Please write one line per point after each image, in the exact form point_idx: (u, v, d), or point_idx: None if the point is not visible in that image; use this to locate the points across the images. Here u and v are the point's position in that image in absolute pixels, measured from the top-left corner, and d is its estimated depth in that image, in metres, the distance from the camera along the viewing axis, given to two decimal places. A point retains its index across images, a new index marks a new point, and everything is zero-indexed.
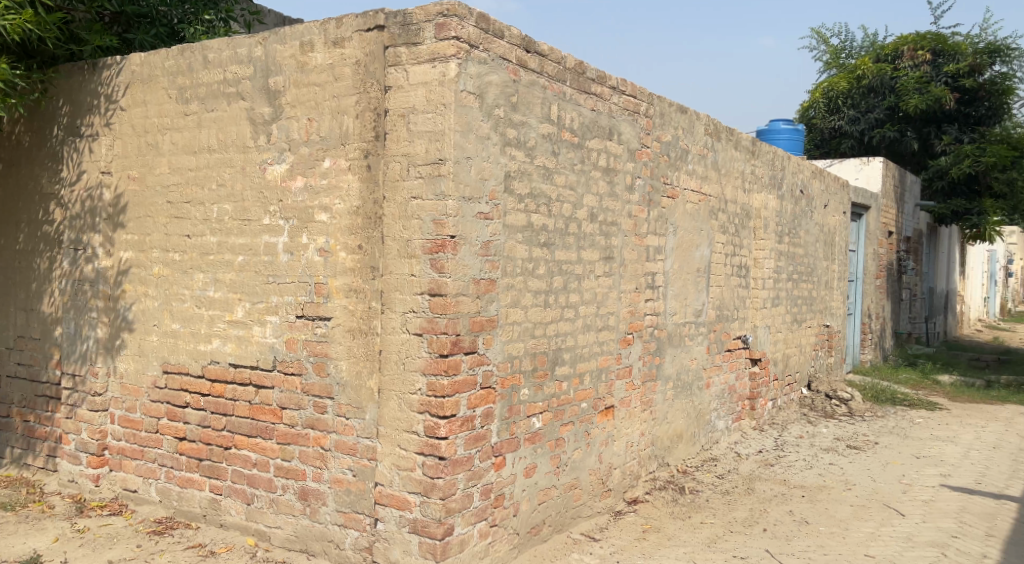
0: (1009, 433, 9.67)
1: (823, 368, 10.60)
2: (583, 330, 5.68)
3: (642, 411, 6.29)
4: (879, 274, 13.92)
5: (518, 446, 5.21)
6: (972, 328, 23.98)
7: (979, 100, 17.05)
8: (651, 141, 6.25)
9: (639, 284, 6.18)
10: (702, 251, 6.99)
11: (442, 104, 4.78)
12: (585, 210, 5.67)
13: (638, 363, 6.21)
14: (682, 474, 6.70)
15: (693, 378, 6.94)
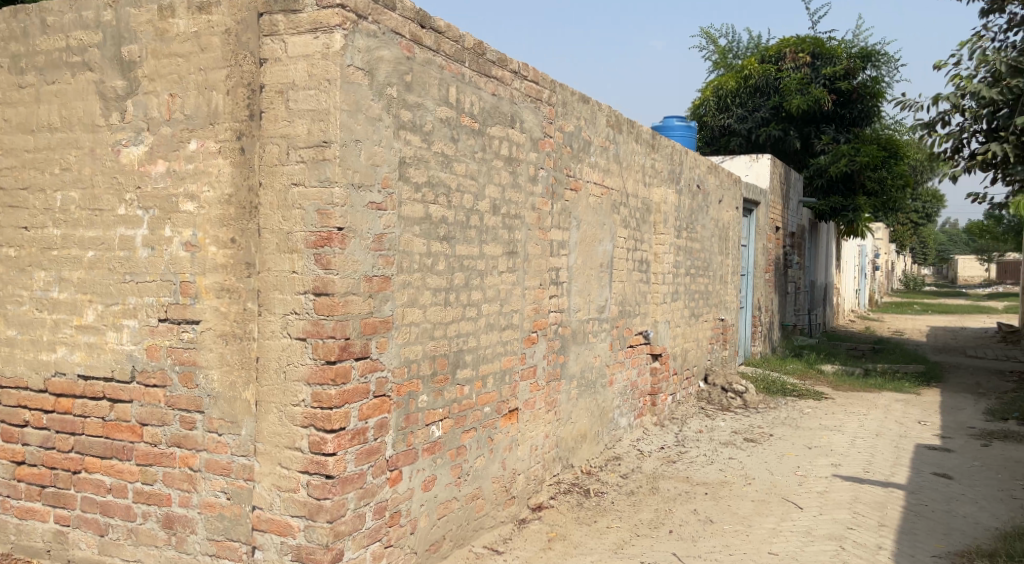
0: (888, 421, 9.90)
1: (717, 360, 10.58)
2: (486, 330, 5.43)
3: (547, 412, 6.09)
4: (768, 267, 14.09)
5: (416, 458, 4.92)
6: (848, 318, 24.82)
7: (854, 102, 17.86)
8: (554, 130, 6.05)
9: (543, 280, 5.97)
10: (606, 245, 6.83)
11: (325, 79, 4.44)
12: (486, 202, 5.41)
13: (543, 364, 6.00)
14: (587, 474, 6.52)
15: (597, 376, 6.77)
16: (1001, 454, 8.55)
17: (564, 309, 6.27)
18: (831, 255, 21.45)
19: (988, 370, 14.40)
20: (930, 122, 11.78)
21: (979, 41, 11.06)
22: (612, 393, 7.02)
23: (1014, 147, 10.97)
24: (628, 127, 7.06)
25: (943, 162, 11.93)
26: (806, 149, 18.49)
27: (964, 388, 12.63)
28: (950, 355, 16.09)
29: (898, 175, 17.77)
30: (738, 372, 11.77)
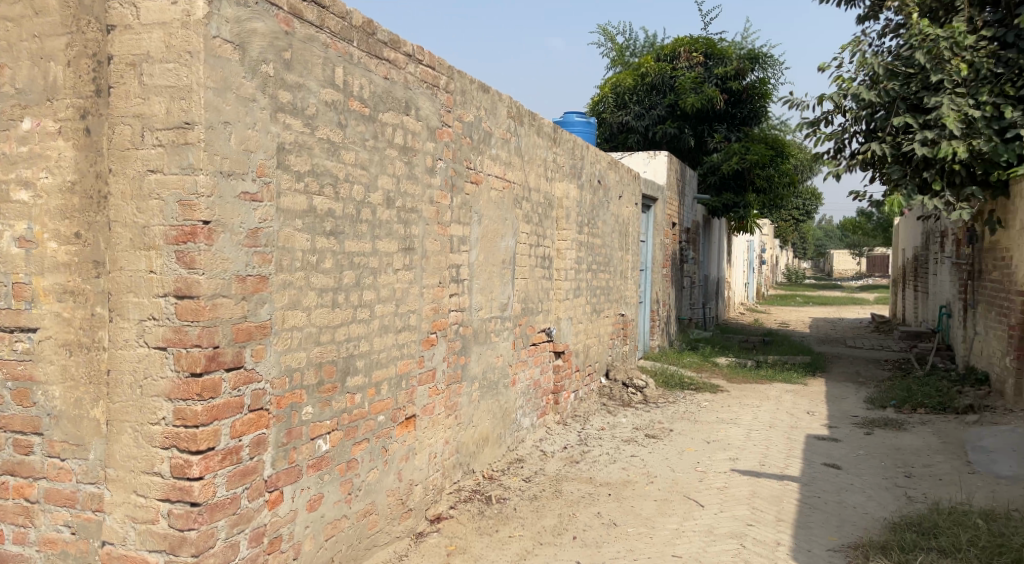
0: (780, 412, 10.00)
1: (617, 356, 10.48)
2: (380, 333, 5.14)
3: (447, 418, 5.84)
4: (665, 262, 14.12)
5: (300, 476, 4.61)
6: (738, 311, 25.31)
7: (744, 102, 18.46)
8: (452, 119, 5.78)
9: (442, 278, 5.71)
10: (508, 241, 6.60)
11: (186, 51, 4.06)
12: (379, 193, 5.12)
13: (442, 367, 5.75)
14: (488, 480, 6.29)
15: (500, 376, 6.54)
16: (886, 445, 8.81)
17: (465, 309, 6.02)
18: (722, 250, 21.83)
19: (869, 359, 14.82)
20: (813, 122, 12.00)
21: (859, 45, 11.55)
22: (515, 394, 6.80)
23: (891, 147, 11.57)
24: (530, 119, 6.85)
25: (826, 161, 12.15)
26: (699, 147, 19.01)
27: (849, 378, 12.95)
28: (832, 345, 16.53)
29: (784, 173, 18.33)
30: (637, 366, 11.73)
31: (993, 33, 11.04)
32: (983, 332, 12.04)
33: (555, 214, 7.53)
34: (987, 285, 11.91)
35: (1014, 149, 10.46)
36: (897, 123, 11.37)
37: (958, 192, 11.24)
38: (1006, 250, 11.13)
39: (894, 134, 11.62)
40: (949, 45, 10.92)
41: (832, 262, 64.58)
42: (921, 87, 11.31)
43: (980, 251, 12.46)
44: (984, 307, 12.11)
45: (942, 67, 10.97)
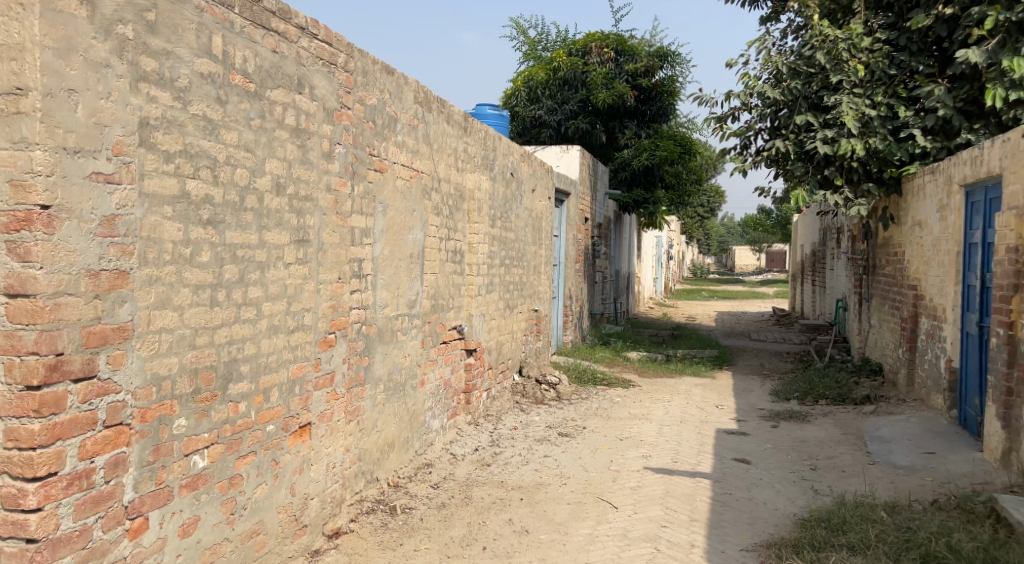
0: (690, 406, 9.89)
1: (531, 352, 10.24)
2: (268, 334, 4.79)
3: (349, 425, 5.50)
4: (578, 257, 13.97)
5: (170, 497, 4.23)
6: (648, 306, 25.43)
7: (653, 99, 18.46)
8: (352, 101, 5.44)
9: (342, 273, 5.37)
10: (415, 234, 6.28)
11: (18, 5, 3.64)
12: (267, 179, 4.76)
13: (343, 371, 5.42)
14: (393, 488, 5.96)
15: (406, 377, 6.22)
16: (788, 436, 8.65)
17: (368, 306, 5.69)
18: (633, 246, 21.89)
19: (772, 352, 14.97)
20: (721, 117, 11.97)
21: (764, 43, 11.69)
22: (424, 396, 6.49)
23: (794, 145, 11.85)
24: (438, 105, 6.54)
25: (732, 158, 12.18)
26: (609, 143, 18.94)
27: (753, 370, 13.05)
28: (736, 337, 16.66)
29: (692, 170, 18.89)
30: (550, 362, 11.53)
31: (887, 36, 11.55)
32: (878, 325, 12.26)
33: (466, 206, 7.24)
34: (882, 280, 12.11)
35: (907, 148, 11.01)
36: (800, 121, 11.63)
37: (856, 188, 11.56)
38: (898, 247, 11.32)
39: (796, 132, 11.90)
40: (847, 46, 11.30)
41: (733, 256, 65.88)
42: (821, 87, 11.64)
43: (873, 247, 12.69)
44: (878, 301, 12.33)
45: (841, 67, 11.33)
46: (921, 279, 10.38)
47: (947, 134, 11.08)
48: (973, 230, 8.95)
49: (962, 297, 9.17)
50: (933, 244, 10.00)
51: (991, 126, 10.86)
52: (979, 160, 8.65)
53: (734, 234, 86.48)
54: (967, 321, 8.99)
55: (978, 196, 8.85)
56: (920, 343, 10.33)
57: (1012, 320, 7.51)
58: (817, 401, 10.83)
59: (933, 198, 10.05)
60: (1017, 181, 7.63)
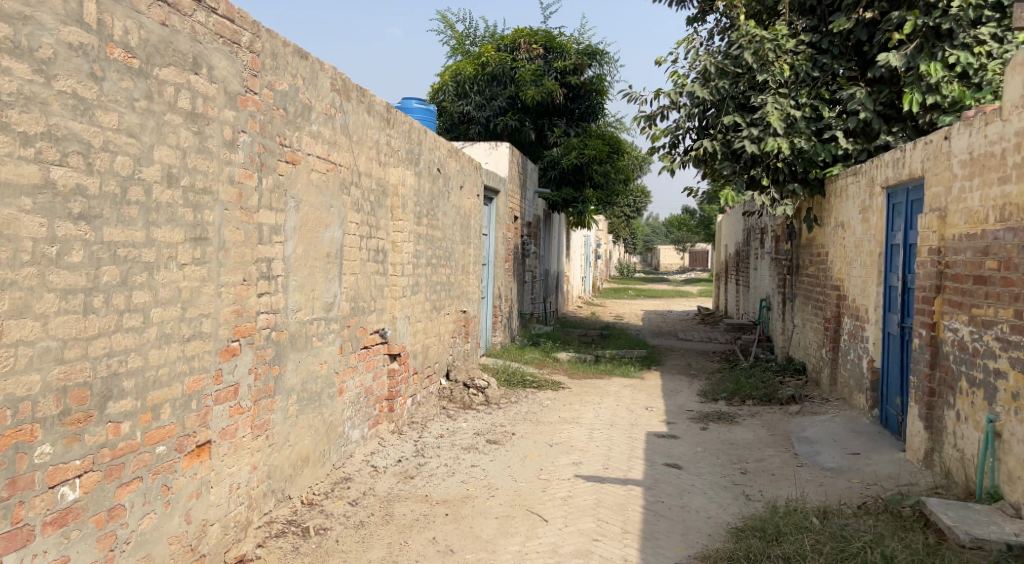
0: (621, 407, 9.70)
1: (459, 355, 9.93)
2: (157, 344, 4.40)
3: (256, 441, 5.13)
4: (507, 257, 13.70)
5: (31, 536, 3.81)
6: (577, 305, 25.31)
7: (581, 97, 18.50)
8: (259, 85, 5.07)
9: (246, 274, 5.00)
10: (333, 232, 5.91)
11: None
12: (156, 168, 4.37)
13: (248, 384, 5.05)
14: (308, 506, 5.57)
15: (323, 386, 5.85)
16: (716, 435, 8.45)
17: (279, 311, 5.32)
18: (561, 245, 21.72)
19: (698, 351, 14.90)
20: (649, 116, 11.82)
21: (691, 43, 11.54)
22: (343, 405, 6.12)
23: (721, 145, 11.55)
24: (357, 93, 6.17)
25: (661, 157, 12.05)
26: (539, 141, 18.75)
27: (680, 369, 12.93)
28: (663, 337, 16.56)
29: (620, 170, 18.67)
30: (478, 364, 11.23)
31: (811, 38, 11.45)
32: (801, 325, 12.25)
33: (390, 203, 6.90)
34: (805, 280, 12.10)
35: (830, 148, 10.99)
36: (727, 121, 11.35)
37: (781, 189, 11.37)
38: (820, 248, 11.31)
39: (723, 131, 11.60)
40: (773, 47, 11.11)
41: (658, 255, 66.46)
42: (748, 87, 11.37)
43: (796, 248, 12.72)
44: (801, 301, 12.31)
45: (768, 68, 11.14)
46: (843, 280, 10.36)
47: (867, 136, 11.15)
48: (895, 231, 8.82)
49: (884, 298, 9.07)
50: (856, 244, 9.91)
51: (909, 129, 10.99)
52: (901, 161, 8.45)
53: (660, 234, 87.37)
54: (889, 322, 8.84)
55: (898, 196, 8.74)
56: (843, 343, 10.27)
57: (934, 321, 7.10)
58: (742, 399, 10.57)
59: (856, 199, 10.01)
60: (938, 181, 7.24)
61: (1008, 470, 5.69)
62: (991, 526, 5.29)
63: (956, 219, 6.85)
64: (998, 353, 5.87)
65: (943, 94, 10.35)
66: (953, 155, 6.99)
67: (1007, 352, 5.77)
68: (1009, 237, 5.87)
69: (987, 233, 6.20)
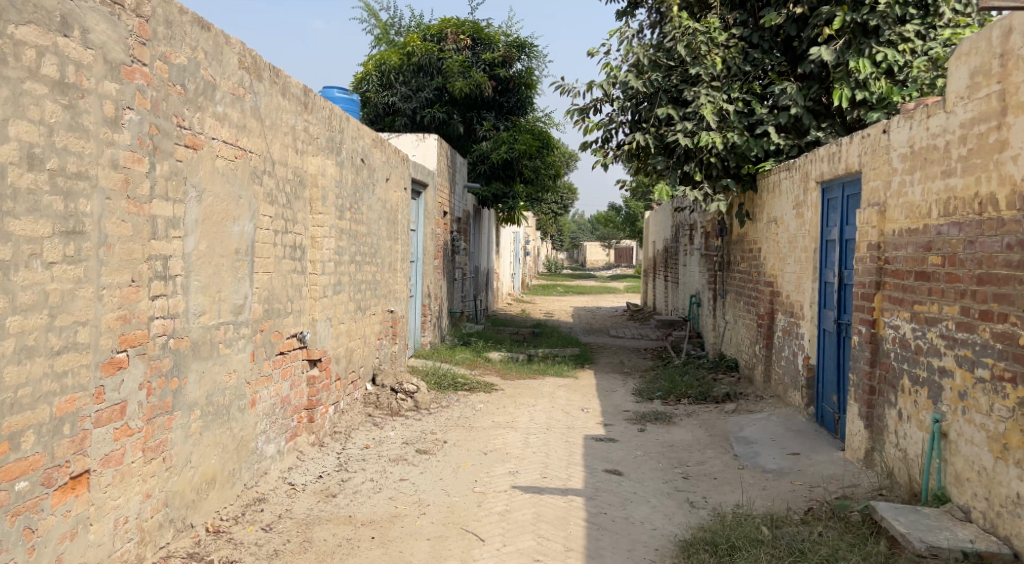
0: (556, 408, 9.35)
1: (387, 357, 9.45)
2: (14, 360, 3.85)
3: (148, 465, 4.59)
4: (436, 253, 13.26)
5: None
6: (507, 302, 24.94)
7: (511, 91, 18.12)
8: (150, 56, 4.53)
9: (136, 275, 4.47)
10: (243, 226, 5.40)
11: None
12: (10, 147, 3.81)
13: (138, 401, 4.49)
14: (214, 535, 5.04)
15: (232, 398, 5.33)
16: (654, 437, 8.10)
17: (178, 315, 4.81)
18: (491, 242, 21.35)
19: (630, 349, 14.61)
20: (583, 109, 11.50)
21: (622, 34, 11.17)
22: (256, 417, 5.61)
23: (654, 138, 11.12)
24: (269, 72, 5.66)
25: (593, 151, 11.73)
26: (467, 135, 18.31)
27: (614, 368, 12.64)
28: (595, 334, 16.19)
29: (550, 166, 18.51)
30: (406, 366, 10.76)
31: (742, 32, 10.97)
32: (733, 321, 11.98)
33: (308, 195, 6.41)
34: (736, 276, 11.86)
35: (763, 144, 10.59)
36: (659, 114, 10.89)
37: (714, 184, 10.98)
38: (754, 242, 10.99)
39: (656, 125, 11.12)
40: (706, 40, 10.73)
41: (586, 251, 66.53)
42: (681, 80, 10.98)
43: (728, 244, 12.44)
44: (733, 297, 12.12)
45: (700, 60, 10.75)
46: (776, 275, 9.90)
47: (799, 131, 10.77)
48: (829, 227, 8.26)
49: (819, 295, 8.49)
50: (790, 238, 9.40)
51: (839, 125, 10.75)
52: (837, 156, 7.88)
53: (586, 231, 87.61)
54: (825, 319, 8.29)
55: (834, 188, 8.14)
56: (777, 341, 9.78)
57: (874, 318, 6.64)
58: (678, 399, 10.08)
59: (789, 194, 9.46)
60: (878, 176, 6.78)
61: (955, 472, 5.23)
62: (944, 532, 4.84)
63: (897, 214, 6.38)
64: (942, 351, 5.48)
65: (872, 90, 10.23)
66: (893, 149, 6.50)
67: (951, 350, 5.34)
68: (954, 231, 5.39)
69: (929, 228, 5.77)
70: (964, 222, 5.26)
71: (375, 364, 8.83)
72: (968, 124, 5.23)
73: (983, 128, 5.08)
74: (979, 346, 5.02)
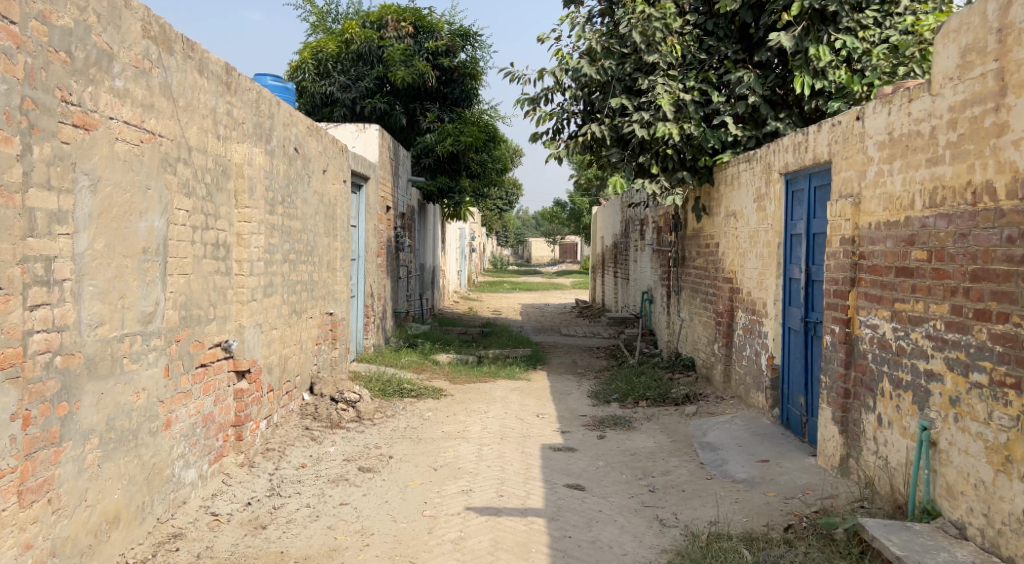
0: (508, 414, 8.83)
1: (326, 363, 8.84)
2: None
3: (27, 509, 3.92)
4: (379, 251, 12.65)
5: None
6: (452, 300, 24.32)
7: (455, 82, 17.52)
8: (24, 16, 3.89)
9: (6, 281, 3.83)
10: (152, 223, 4.77)
11: None
12: None
13: (10, 435, 3.84)
14: None
15: (142, 420, 4.70)
16: (614, 445, 7.63)
17: (68, 327, 4.17)
18: (436, 239, 20.77)
19: (582, 347, 14.15)
20: (533, 99, 10.98)
21: (573, 20, 10.64)
22: (172, 440, 4.98)
23: (609, 130, 10.60)
24: (182, 45, 5.05)
25: (544, 144, 11.22)
26: (410, 127, 17.70)
27: (568, 369, 12.15)
28: (546, 333, 15.70)
29: (496, 159, 18.14)
30: (349, 372, 10.14)
31: (697, 19, 10.51)
32: (688, 319, 11.57)
33: (232, 186, 5.84)
34: (691, 272, 11.45)
35: (720, 135, 10.19)
36: (614, 104, 10.42)
37: (670, 177, 10.54)
38: (711, 237, 10.57)
39: (611, 115, 10.65)
40: (661, 26, 10.20)
41: (530, 248, 66.16)
42: (634, 68, 10.51)
43: (683, 239, 12.03)
44: (687, 294, 11.71)
45: (656, 47, 10.27)
46: (736, 271, 9.48)
47: (756, 122, 10.41)
48: (794, 221, 7.87)
49: (783, 291, 8.09)
50: (752, 232, 8.99)
51: (796, 116, 10.38)
52: (803, 146, 7.49)
53: (530, 227, 87.32)
54: (791, 316, 7.88)
55: (800, 179, 7.75)
56: (737, 339, 9.36)
57: (849, 317, 6.24)
58: (636, 400, 9.62)
59: (750, 187, 9.04)
60: (850, 166, 6.37)
61: (947, 484, 4.82)
62: (943, 554, 4.44)
63: (874, 206, 5.97)
64: (929, 353, 5.07)
65: (831, 79, 9.84)
66: (867, 136, 6.10)
67: (942, 352, 4.93)
68: (942, 224, 4.99)
69: (911, 220, 5.36)
70: (953, 214, 4.88)
71: (312, 371, 8.23)
72: (959, 106, 4.86)
73: (977, 110, 4.72)
74: (974, 349, 4.65)
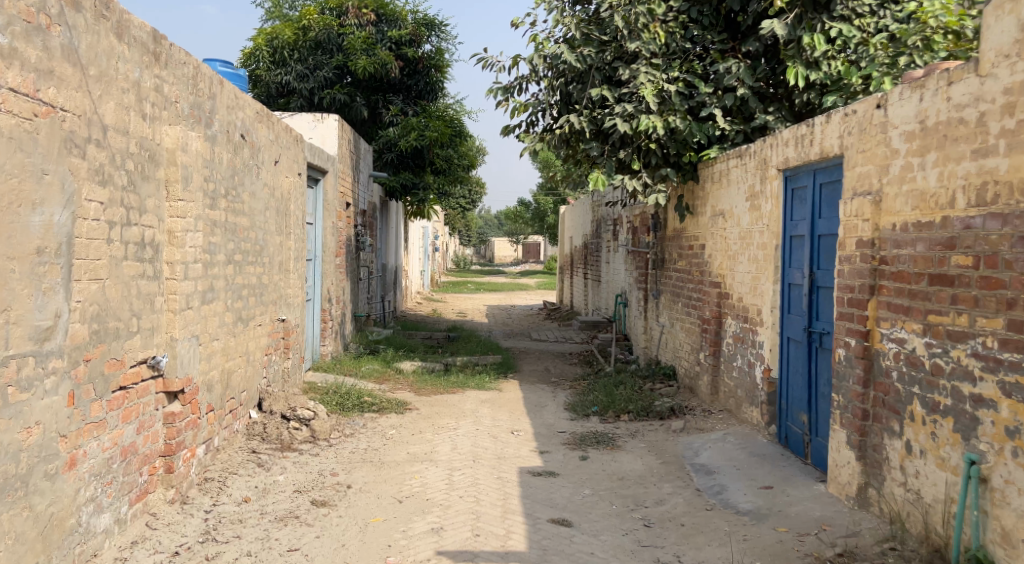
0: (480, 431, 8.06)
1: (276, 375, 8.01)
2: None
3: None
4: (337, 251, 11.82)
5: None
6: (416, 302, 23.48)
7: (419, 73, 16.80)
8: None
9: None
10: (50, 217, 3.96)
11: None
12: None
13: None
14: None
15: (37, 461, 3.87)
16: (599, 468, 6.88)
17: None
18: (398, 237, 19.90)
19: (554, 353, 13.40)
20: (506, 87, 10.19)
21: (550, 3, 9.88)
22: (78, 482, 4.14)
23: (589, 122, 9.83)
24: (93, 1, 4.24)
25: (518, 137, 10.46)
26: (372, 119, 16.95)
27: (540, 378, 11.40)
28: (515, 337, 14.91)
29: (463, 156, 17.34)
30: (304, 384, 9.35)
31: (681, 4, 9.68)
32: (669, 325, 10.83)
33: (161, 175, 5.01)
34: (672, 275, 10.75)
35: (707, 129, 9.47)
36: (594, 94, 9.69)
37: (653, 173, 9.83)
38: (695, 238, 9.85)
39: (590, 107, 9.91)
40: (645, 11, 9.46)
41: (492, 247, 65.40)
42: (614, 56, 9.81)
43: (662, 239, 11.31)
44: (668, 297, 10.99)
45: (638, 34, 9.53)
46: (725, 275, 8.76)
47: (744, 116, 9.70)
48: (796, 222, 7.17)
49: (782, 297, 7.39)
50: (744, 233, 8.28)
51: (786, 110, 9.67)
52: (807, 139, 6.77)
53: (492, 225, 86.70)
54: (791, 325, 7.16)
55: (801, 176, 7.05)
56: (726, 349, 8.63)
57: (868, 329, 5.52)
58: (617, 414, 8.88)
59: (742, 184, 8.33)
60: (869, 160, 5.65)
61: (1002, 529, 4.29)
62: None
63: (899, 205, 5.26)
64: (975, 375, 4.48)
65: (825, 71, 9.08)
66: (891, 126, 5.38)
67: (994, 375, 4.36)
68: (992, 225, 4.43)
69: (950, 221, 4.70)
70: (1010, 213, 4.34)
71: (261, 385, 7.40)
72: (1018, 88, 4.33)
73: None
74: None
